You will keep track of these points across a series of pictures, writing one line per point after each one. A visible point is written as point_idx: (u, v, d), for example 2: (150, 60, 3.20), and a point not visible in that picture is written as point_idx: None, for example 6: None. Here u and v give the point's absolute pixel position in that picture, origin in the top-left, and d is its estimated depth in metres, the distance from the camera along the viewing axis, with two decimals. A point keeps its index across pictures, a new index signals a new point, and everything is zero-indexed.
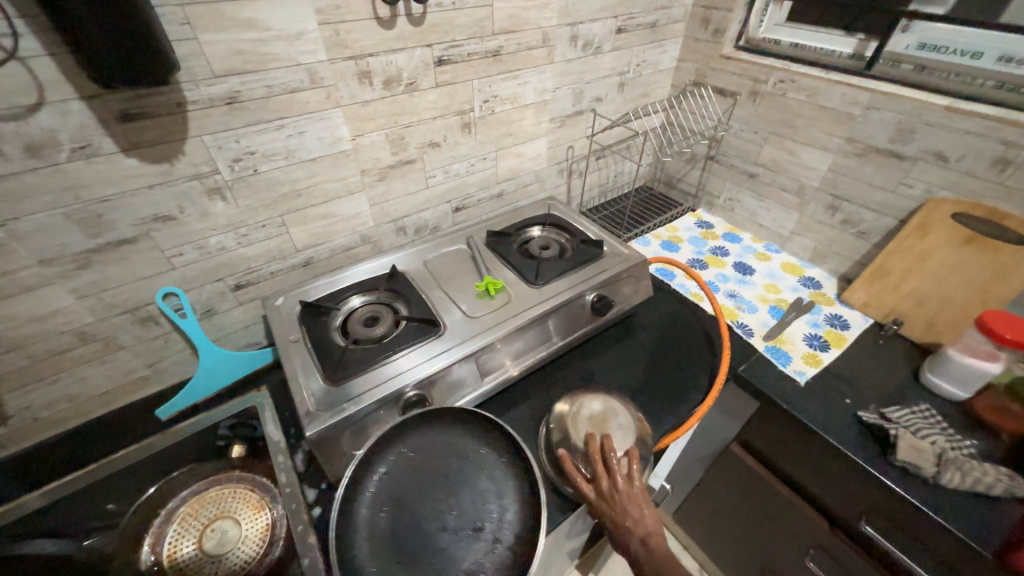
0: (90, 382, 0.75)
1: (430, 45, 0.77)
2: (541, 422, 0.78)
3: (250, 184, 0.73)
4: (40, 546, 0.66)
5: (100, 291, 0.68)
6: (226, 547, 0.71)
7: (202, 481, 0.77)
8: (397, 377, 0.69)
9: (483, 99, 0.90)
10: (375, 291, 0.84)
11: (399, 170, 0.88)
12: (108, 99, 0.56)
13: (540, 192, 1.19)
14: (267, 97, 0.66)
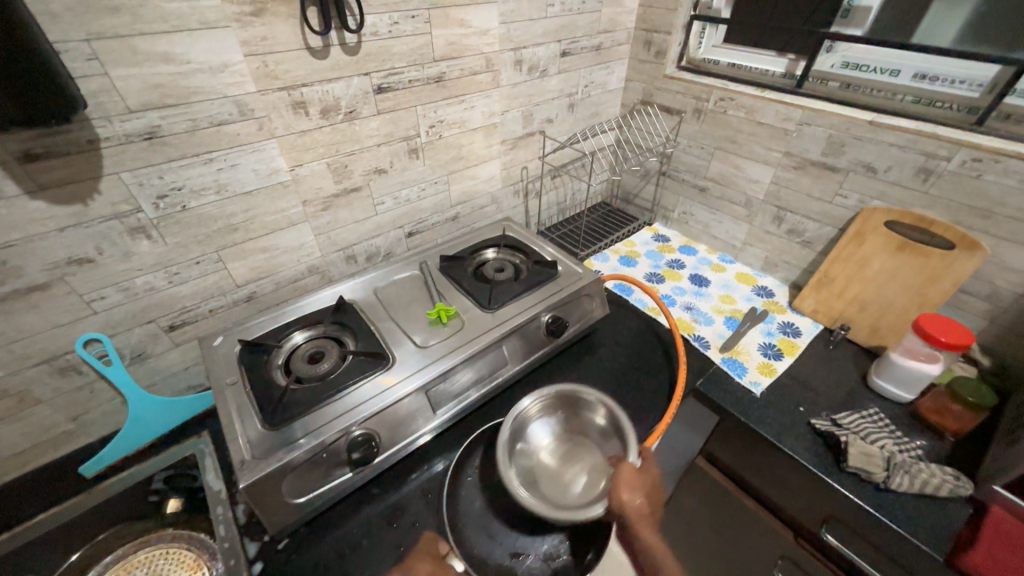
0: (2, 442, 0.69)
1: (368, 73, 0.76)
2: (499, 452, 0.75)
3: (179, 221, 0.69)
4: None
5: (9, 343, 0.63)
6: None
7: (129, 545, 0.70)
8: (342, 416, 0.66)
9: (429, 124, 0.90)
10: (321, 326, 0.81)
11: (344, 198, 0.86)
12: (6, 140, 0.52)
13: (497, 213, 1.18)
14: (192, 130, 0.64)
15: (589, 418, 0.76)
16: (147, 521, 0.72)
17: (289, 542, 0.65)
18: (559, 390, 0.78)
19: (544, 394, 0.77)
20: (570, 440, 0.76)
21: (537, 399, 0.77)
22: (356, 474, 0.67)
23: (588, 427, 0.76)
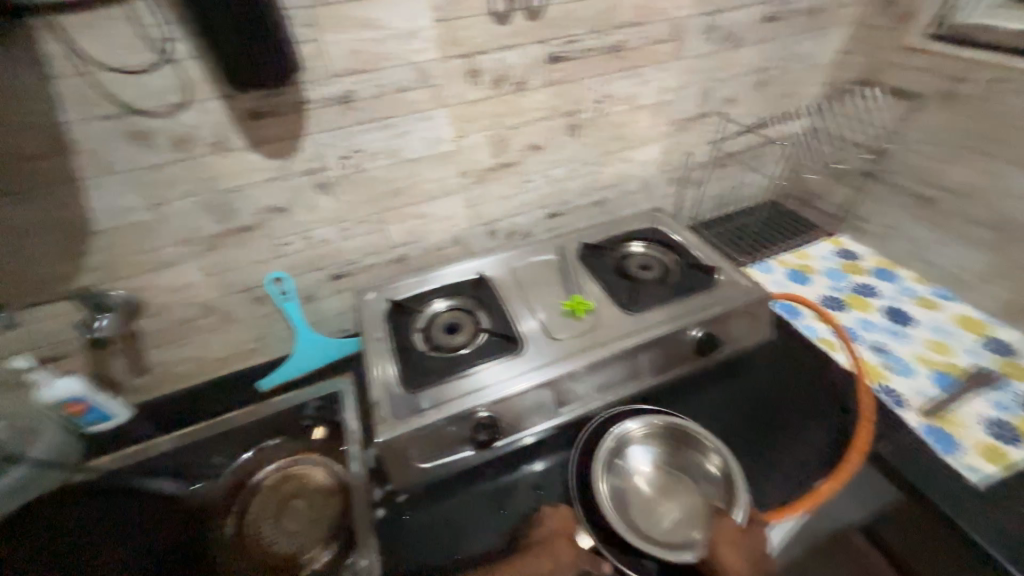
0: (211, 348, 0.85)
1: (545, 41, 0.71)
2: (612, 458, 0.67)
3: (355, 181, 0.74)
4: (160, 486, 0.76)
5: (223, 271, 0.75)
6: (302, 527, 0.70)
7: (284, 459, 0.78)
8: (470, 394, 0.66)
9: (595, 99, 0.82)
10: (458, 298, 0.82)
11: (497, 173, 0.84)
12: (240, 98, 0.60)
13: (646, 202, 1.07)
14: (378, 96, 0.66)
15: (698, 460, 0.66)
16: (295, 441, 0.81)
17: (408, 498, 0.69)
18: (674, 422, 0.69)
19: (657, 420, 0.69)
20: (671, 473, 0.66)
21: (645, 421, 0.69)
22: (475, 454, 0.67)
23: (695, 468, 0.66)
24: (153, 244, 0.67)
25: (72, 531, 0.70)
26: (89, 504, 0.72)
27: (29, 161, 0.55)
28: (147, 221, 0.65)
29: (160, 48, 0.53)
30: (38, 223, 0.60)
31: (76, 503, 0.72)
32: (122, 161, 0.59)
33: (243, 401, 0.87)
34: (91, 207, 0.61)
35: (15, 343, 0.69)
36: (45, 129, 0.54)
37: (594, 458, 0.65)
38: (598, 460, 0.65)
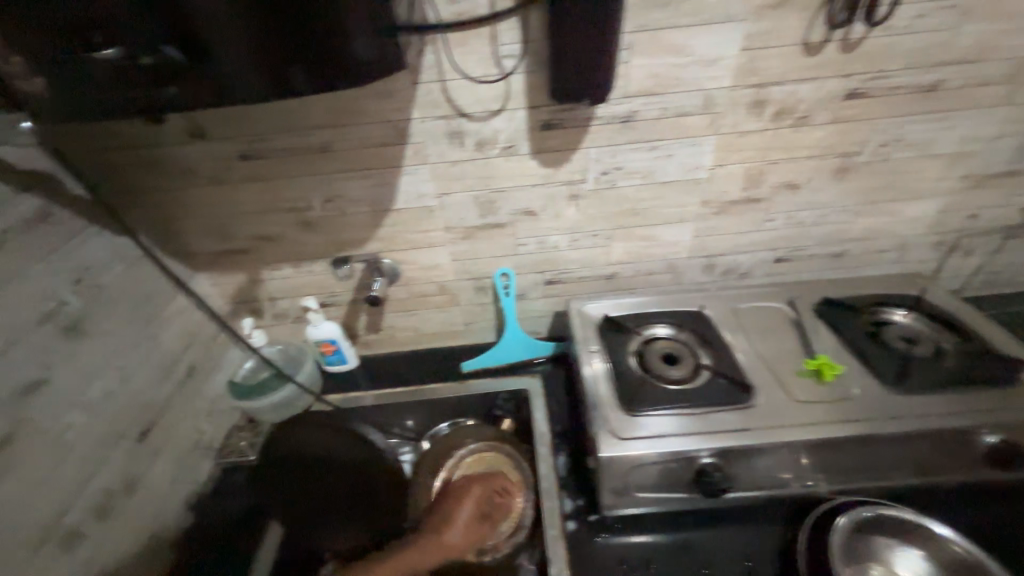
0: (430, 323, 0.95)
1: (849, 75, 0.65)
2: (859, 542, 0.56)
3: (603, 196, 0.76)
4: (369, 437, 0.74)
5: (466, 259, 0.84)
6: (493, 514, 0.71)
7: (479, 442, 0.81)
8: (696, 436, 0.62)
9: (880, 142, 0.73)
10: (678, 327, 0.77)
11: (740, 207, 0.80)
12: (541, 110, 0.65)
13: (895, 264, 0.91)
14: (658, 118, 0.67)
15: None
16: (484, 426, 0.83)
17: (600, 518, 0.68)
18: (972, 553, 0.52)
19: (935, 525, 0.54)
20: None
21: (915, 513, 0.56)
22: (689, 497, 0.63)
23: None
24: (427, 226, 0.78)
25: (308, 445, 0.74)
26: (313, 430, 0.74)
27: (376, 147, 0.68)
28: (431, 206, 0.75)
29: (501, 64, 0.61)
30: (361, 196, 0.73)
31: (309, 427, 0.74)
32: (434, 154, 0.69)
33: (444, 376, 0.95)
34: (398, 189, 0.73)
35: (309, 287, 0.86)
36: (396, 123, 0.65)
37: (836, 526, 0.55)
38: (842, 531, 0.55)
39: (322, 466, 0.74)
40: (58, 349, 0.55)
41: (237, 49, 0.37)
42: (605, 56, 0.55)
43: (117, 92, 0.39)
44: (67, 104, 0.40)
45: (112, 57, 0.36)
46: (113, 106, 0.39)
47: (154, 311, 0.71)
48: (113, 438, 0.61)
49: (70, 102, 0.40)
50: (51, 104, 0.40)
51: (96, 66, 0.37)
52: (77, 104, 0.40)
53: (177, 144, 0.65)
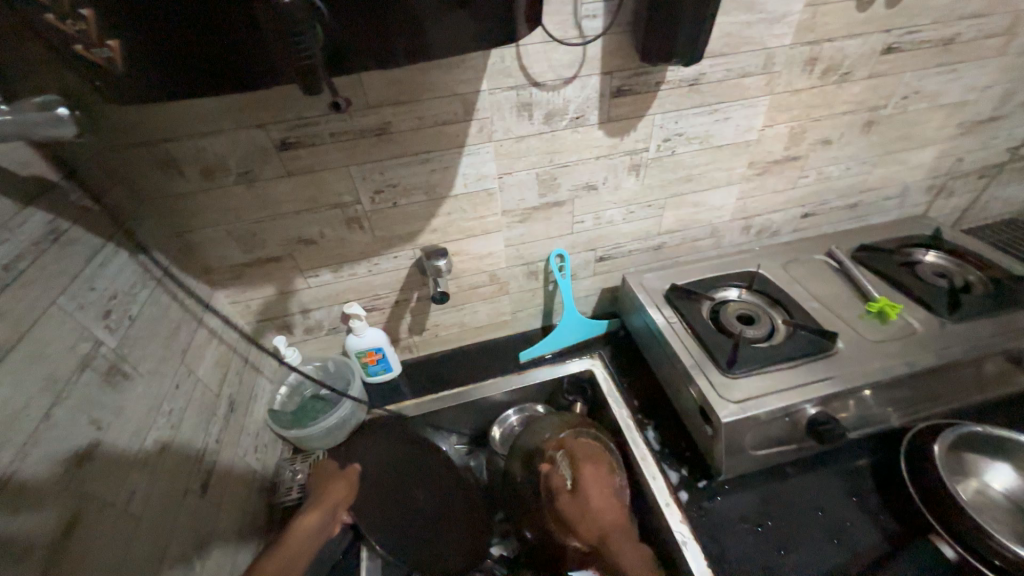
0: (477, 316, 0.89)
1: (889, 30, 0.69)
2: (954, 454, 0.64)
3: (662, 164, 0.75)
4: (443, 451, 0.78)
5: (520, 243, 0.79)
6: None
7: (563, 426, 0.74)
8: (799, 388, 0.64)
9: (903, 94, 0.78)
10: (745, 288, 0.80)
11: (781, 166, 0.82)
12: (614, 76, 0.62)
13: (895, 209, 1.00)
14: (722, 80, 0.67)
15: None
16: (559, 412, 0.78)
17: (708, 484, 0.68)
18: None
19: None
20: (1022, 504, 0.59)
21: (993, 430, 0.64)
22: (795, 447, 0.66)
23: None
24: (484, 212, 0.72)
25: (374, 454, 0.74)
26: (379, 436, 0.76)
27: (439, 126, 0.61)
28: (490, 189, 0.70)
29: (580, 25, 0.56)
30: (417, 184, 0.66)
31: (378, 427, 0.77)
32: (500, 131, 0.63)
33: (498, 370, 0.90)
34: (459, 172, 0.66)
35: (349, 292, 0.76)
36: (463, 97, 0.59)
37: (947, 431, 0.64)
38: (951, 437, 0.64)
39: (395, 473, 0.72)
40: (104, 403, 0.44)
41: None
42: (708, 11, 0.52)
43: (241, 59, 0.30)
44: (158, 81, 0.31)
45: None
46: (227, 78, 0.31)
47: (185, 344, 0.59)
48: (178, 497, 0.51)
49: (166, 77, 0.30)
50: (132, 81, 0.31)
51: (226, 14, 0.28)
52: (186, 76, 0.30)
53: (200, 135, 0.53)
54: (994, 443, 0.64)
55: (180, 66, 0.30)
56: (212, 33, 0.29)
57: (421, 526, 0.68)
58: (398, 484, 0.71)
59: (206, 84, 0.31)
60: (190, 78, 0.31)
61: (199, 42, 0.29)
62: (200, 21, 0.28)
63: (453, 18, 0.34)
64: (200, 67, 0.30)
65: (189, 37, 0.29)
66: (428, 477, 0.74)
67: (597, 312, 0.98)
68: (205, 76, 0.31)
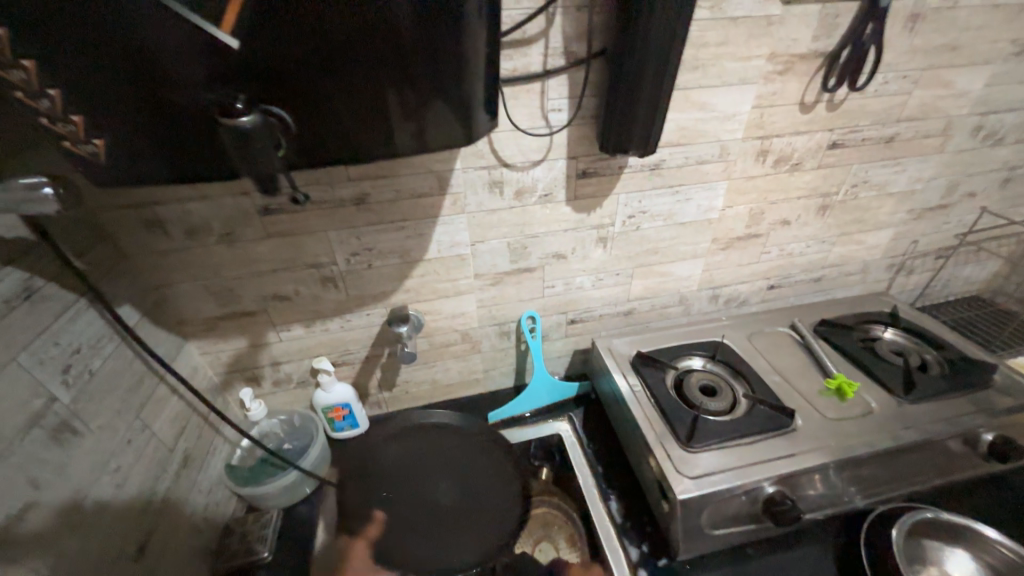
0: (448, 374, 0.90)
1: (832, 129, 0.75)
2: (913, 539, 0.63)
3: (628, 238, 0.79)
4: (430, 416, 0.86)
5: (492, 305, 0.82)
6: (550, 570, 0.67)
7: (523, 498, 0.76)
8: (757, 466, 0.64)
9: (853, 183, 0.84)
10: (709, 358, 0.82)
11: (743, 242, 0.87)
12: (580, 160, 0.68)
13: (858, 284, 1.04)
14: (681, 166, 0.72)
15: None
16: (524, 476, 0.78)
17: (668, 562, 0.67)
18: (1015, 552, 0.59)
19: (982, 527, 0.62)
20: None
21: (947, 515, 0.64)
22: (758, 527, 0.65)
23: None
24: (456, 275, 0.75)
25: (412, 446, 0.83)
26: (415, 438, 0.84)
27: (414, 198, 0.65)
28: (463, 255, 0.73)
29: (547, 117, 0.62)
30: (392, 248, 0.69)
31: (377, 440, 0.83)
32: (473, 204, 0.68)
33: (461, 422, 0.85)
34: (433, 239, 0.70)
35: (321, 347, 0.77)
36: (437, 174, 0.63)
37: (905, 515, 0.63)
38: (908, 522, 0.63)
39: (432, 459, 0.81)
40: (47, 460, 0.44)
41: (355, 105, 0.36)
42: (658, 115, 0.58)
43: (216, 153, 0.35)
44: (139, 169, 0.35)
45: (247, 123, 0.32)
46: (203, 168, 0.35)
47: (144, 397, 0.59)
48: (110, 561, 0.49)
49: (148, 169, 0.35)
50: (116, 171, 0.34)
51: (201, 120, 0.33)
52: (171, 164, 0.35)
53: (187, 200, 0.57)
54: (952, 529, 0.63)
55: (162, 160, 0.34)
56: (189, 132, 0.33)
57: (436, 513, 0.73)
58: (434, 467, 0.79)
59: (188, 175, 0.36)
60: (171, 170, 0.35)
61: (172, 137, 0.33)
62: (177, 124, 0.32)
63: (414, 123, 0.39)
64: (174, 157, 0.34)
65: (164, 134, 0.33)
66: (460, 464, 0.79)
67: (570, 373, 0.99)
68: (181, 165, 0.35)
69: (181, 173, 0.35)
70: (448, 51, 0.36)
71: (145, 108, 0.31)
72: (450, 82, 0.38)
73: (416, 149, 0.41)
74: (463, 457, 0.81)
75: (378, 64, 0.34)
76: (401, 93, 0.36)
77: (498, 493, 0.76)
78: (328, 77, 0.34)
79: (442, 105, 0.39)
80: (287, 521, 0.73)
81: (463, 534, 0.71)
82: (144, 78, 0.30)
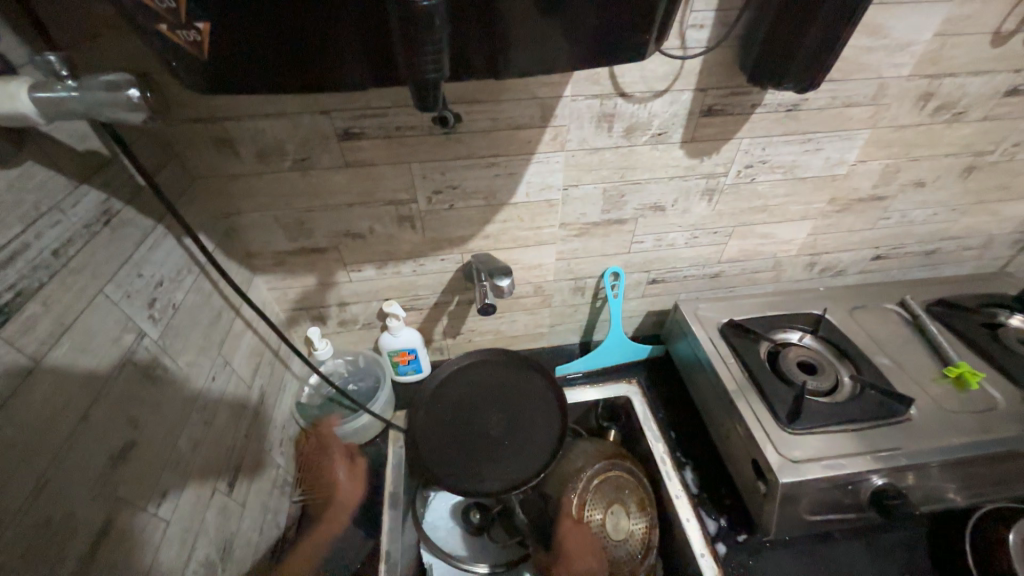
0: (514, 326, 0.85)
1: (1020, 70, 0.61)
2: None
3: (738, 191, 0.69)
4: (464, 359, 0.80)
5: (573, 257, 0.74)
6: (618, 535, 0.65)
7: (602, 462, 0.69)
8: (867, 454, 0.59)
9: (1015, 141, 0.71)
10: (810, 333, 0.74)
11: (863, 205, 0.75)
12: (709, 93, 0.56)
13: (973, 260, 0.92)
14: (824, 108, 0.60)
15: None
16: (591, 439, 0.75)
17: (749, 539, 0.64)
18: None
19: None
20: None
21: None
22: (856, 515, 0.61)
23: None
24: (540, 222, 0.68)
25: (463, 386, 0.78)
26: (467, 377, 0.79)
27: (512, 130, 0.56)
28: (552, 200, 0.65)
29: (685, 35, 0.51)
30: (478, 187, 0.61)
31: (441, 380, 0.78)
32: (575, 141, 0.58)
33: (505, 355, 0.81)
34: (523, 180, 0.62)
35: (389, 290, 0.73)
36: (542, 102, 0.54)
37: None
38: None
39: (478, 397, 0.77)
40: (143, 399, 0.42)
41: (460, 6, 0.28)
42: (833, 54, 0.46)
43: (339, 44, 0.27)
44: (248, 66, 0.27)
45: (425, 0, 0.24)
46: (326, 70, 0.28)
47: (223, 333, 0.56)
48: (206, 497, 0.49)
49: (260, 65, 0.28)
50: (218, 68, 0.27)
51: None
52: (289, 59, 0.27)
53: (261, 117, 0.50)
54: None
55: (275, 52, 0.27)
56: (312, 16, 0.26)
57: (487, 444, 0.70)
58: (482, 402, 0.76)
59: (305, 80, 0.29)
60: (284, 67, 0.28)
61: (290, 23, 0.26)
62: (300, 4, 0.25)
63: (564, 26, 0.31)
64: (291, 49, 0.27)
65: (281, 16, 0.26)
66: (500, 401, 0.76)
67: (639, 333, 0.93)
68: (296, 64, 0.28)
69: (295, 74, 0.28)
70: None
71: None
72: None
73: (522, 75, 0.34)
74: (507, 393, 0.77)
75: None
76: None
77: (538, 425, 0.73)
78: None
79: (563, 27, 0.31)
80: (357, 461, 0.73)
81: (511, 465, 0.68)
82: None
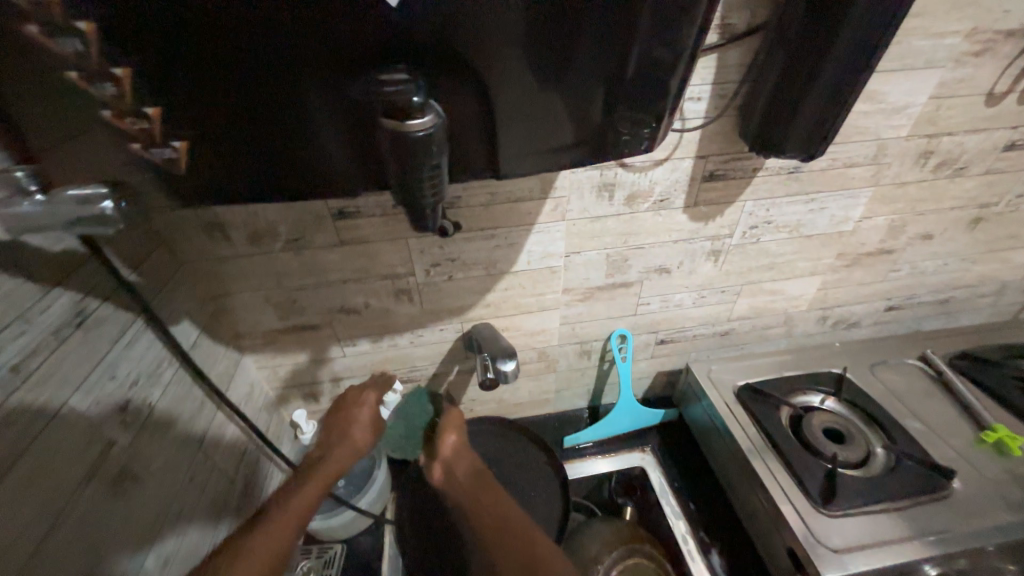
0: (518, 393, 0.81)
1: (1017, 127, 0.61)
2: None
3: (745, 251, 0.67)
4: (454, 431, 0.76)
5: (578, 322, 0.71)
6: None
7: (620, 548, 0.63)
8: (914, 541, 0.54)
9: (1019, 192, 0.70)
10: (832, 395, 0.70)
11: (872, 258, 0.73)
12: (710, 159, 0.56)
13: (990, 307, 0.89)
14: (825, 169, 0.60)
15: None
16: (606, 518, 0.68)
17: None
18: None
19: None
20: None
21: None
22: None
23: None
24: (543, 289, 0.65)
25: None
26: None
27: (511, 202, 0.54)
28: (555, 267, 0.63)
29: (682, 108, 0.51)
30: (478, 258, 0.59)
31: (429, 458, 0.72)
32: (577, 211, 0.57)
33: (504, 424, 0.77)
34: (524, 250, 0.60)
35: (386, 363, 0.69)
36: (542, 174, 0.53)
37: None
38: None
39: None
40: (107, 520, 0.37)
41: (451, 102, 0.27)
42: (846, 105, 0.44)
43: (312, 149, 0.28)
44: (221, 171, 0.28)
45: (420, 131, 0.25)
46: (301, 171, 0.29)
47: (204, 425, 0.52)
48: None
49: (235, 165, 0.28)
50: (190, 177, 0.28)
51: (330, 107, 0.26)
52: (263, 163, 0.28)
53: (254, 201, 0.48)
54: None
55: (247, 157, 0.28)
56: (287, 122, 0.26)
57: None
58: None
59: (280, 183, 0.29)
60: (257, 168, 0.28)
61: (265, 127, 0.26)
62: (278, 109, 0.26)
63: (560, 119, 0.30)
64: (265, 154, 0.28)
65: (256, 124, 0.26)
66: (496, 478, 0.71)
67: (650, 395, 0.88)
68: (269, 164, 0.28)
69: (266, 173, 0.29)
70: (596, 44, 0.27)
71: (236, 89, 0.24)
72: (586, 85, 0.29)
73: (520, 154, 0.32)
74: (503, 468, 0.72)
75: (505, 54, 0.26)
76: (539, 86, 0.28)
77: (538, 507, 0.68)
78: (491, 79, 0.27)
79: (563, 103, 0.29)
80: (350, 555, 0.67)
81: None
82: (242, 54, 0.23)
